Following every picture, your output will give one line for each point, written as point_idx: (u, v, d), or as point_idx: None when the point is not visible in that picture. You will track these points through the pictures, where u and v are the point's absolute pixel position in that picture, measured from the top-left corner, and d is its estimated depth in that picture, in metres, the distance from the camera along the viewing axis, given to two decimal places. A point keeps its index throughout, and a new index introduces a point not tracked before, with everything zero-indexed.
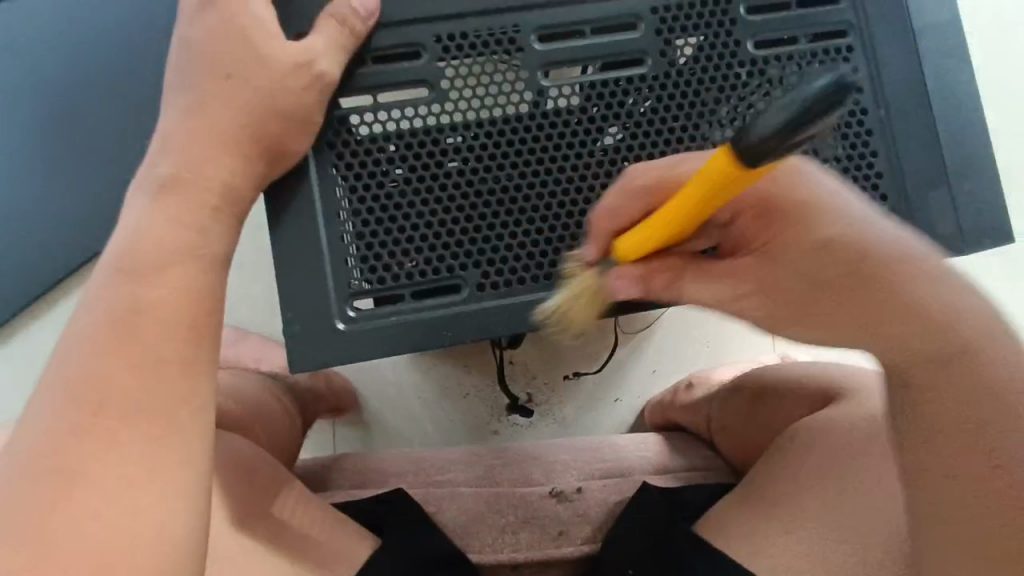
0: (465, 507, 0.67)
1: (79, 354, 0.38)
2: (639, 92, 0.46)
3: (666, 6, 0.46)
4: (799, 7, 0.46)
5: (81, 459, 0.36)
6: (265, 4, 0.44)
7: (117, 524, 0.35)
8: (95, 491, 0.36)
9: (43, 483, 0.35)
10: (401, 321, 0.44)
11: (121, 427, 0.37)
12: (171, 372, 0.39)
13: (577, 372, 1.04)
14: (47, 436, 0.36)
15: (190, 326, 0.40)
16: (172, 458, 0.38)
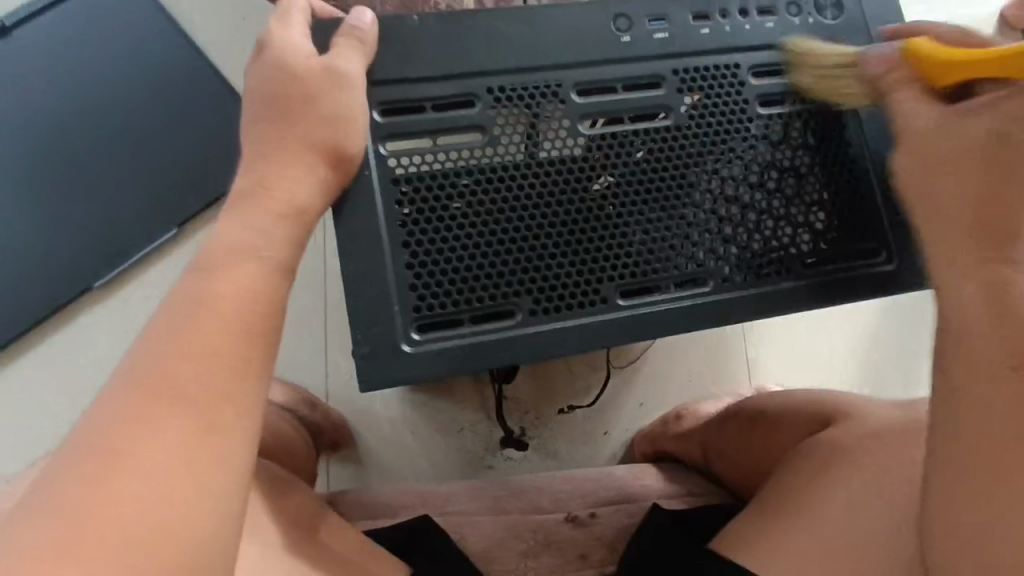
0: (486, 532, 0.70)
1: (148, 343, 0.39)
2: (639, 142, 0.51)
3: (685, 67, 0.52)
4: (795, 73, 0.54)
5: (125, 446, 0.36)
6: (300, 33, 0.49)
7: (152, 511, 0.35)
8: (138, 479, 0.35)
9: (89, 463, 0.35)
10: (462, 343, 0.48)
11: (167, 414, 0.37)
12: (223, 367, 0.39)
13: (570, 406, 1.07)
14: (102, 417, 0.37)
15: (249, 326, 0.41)
16: (218, 453, 0.38)
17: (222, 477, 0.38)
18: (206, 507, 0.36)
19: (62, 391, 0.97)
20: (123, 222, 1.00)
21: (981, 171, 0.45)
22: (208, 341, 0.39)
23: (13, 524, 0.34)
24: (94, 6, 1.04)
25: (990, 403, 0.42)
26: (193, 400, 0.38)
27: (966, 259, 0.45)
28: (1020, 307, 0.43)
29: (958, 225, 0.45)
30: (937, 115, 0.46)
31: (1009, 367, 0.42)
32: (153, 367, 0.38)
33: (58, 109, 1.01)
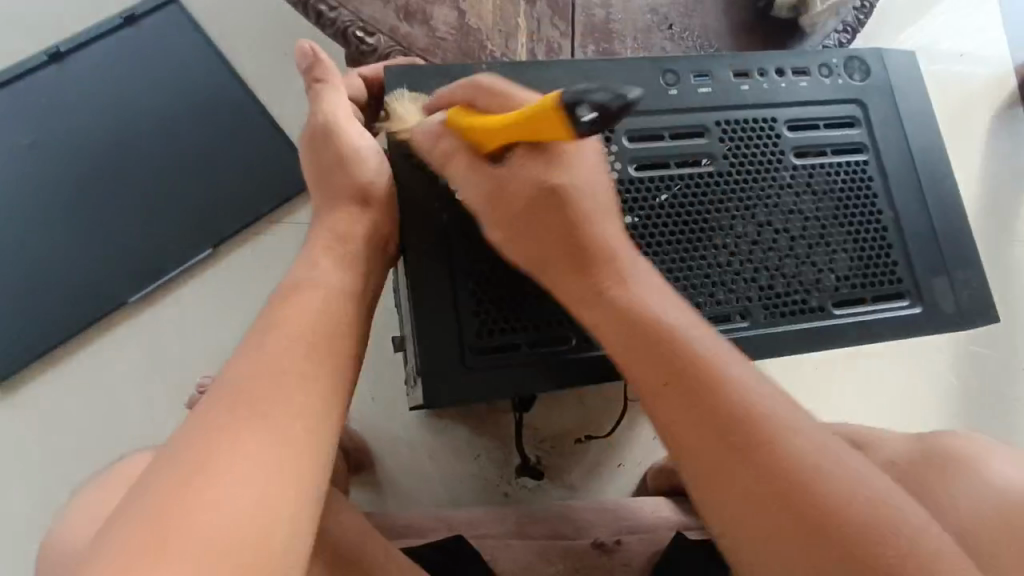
0: (515, 556, 0.75)
1: (246, 360, 0.43)
2: (665, 186, 0.56)
3: (726, 119, 0.57)
4: (825, 128, 0.59)
5: (211, 454, 0.38)
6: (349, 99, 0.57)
7: (237, 514, 0.36)
8: (221, 486, 0.36)
9: (184, 467, 0.37)
10: (522, 367, 0.51)
11: (245, 425, 0.39)
12: (290, 381, 0.42)
13: (587, 436, 1.09)
14: (198, 427, 0.39)
15: (325, 346, 0.45)
16: (296, 466, 0.39)
17: (299, 489, 0.38)
18: (280, 513, 0.37)
19: (91, 406, 0.99)
20: (165, 244, 1.05)
21: (534, 217, 0.49)
22: (285, 361, 0.43)
23: (106, 535, 0.35)
24: (146, 38, 1.09)
25: (687, 434, 0.45)
26: (266, 413, 0.40)
27: (582, 300, 0.49)
28: (648, 323, 0.47)
29: (568, 265, 0.49)
30: (495, 176, 0.48)
31: (664, 384, 0.46)
32: (237, 383, 0.41)
33: (109, 135, 1.06)
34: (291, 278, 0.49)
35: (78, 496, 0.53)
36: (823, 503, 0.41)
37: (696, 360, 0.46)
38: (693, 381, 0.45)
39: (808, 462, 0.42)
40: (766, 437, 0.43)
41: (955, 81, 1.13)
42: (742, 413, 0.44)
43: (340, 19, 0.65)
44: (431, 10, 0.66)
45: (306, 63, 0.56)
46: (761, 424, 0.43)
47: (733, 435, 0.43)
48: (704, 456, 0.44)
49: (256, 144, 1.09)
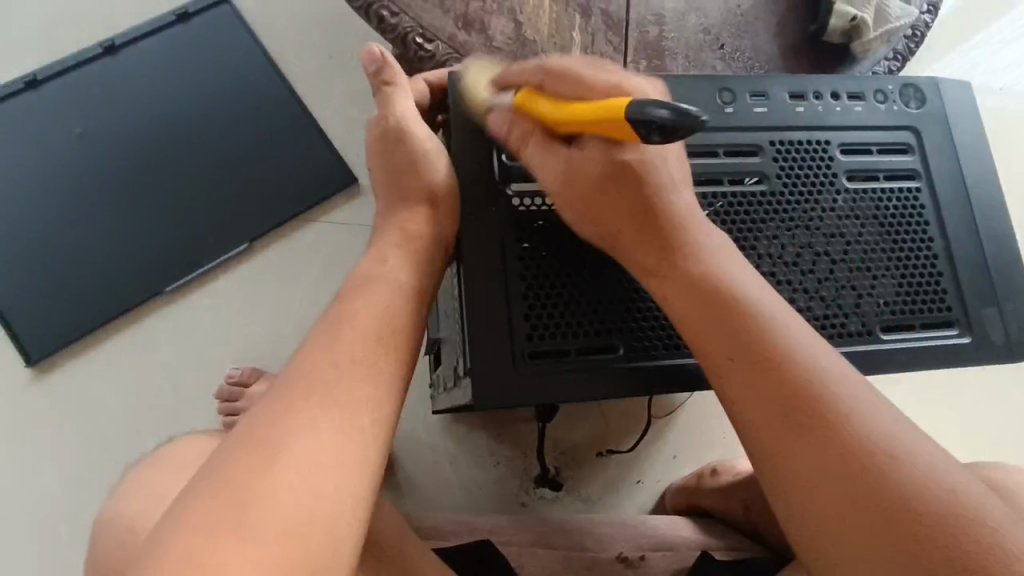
0: (543, 563, 0.74)
1: (307, 351, 0.44)
2: (710, 203, 0.56)
3: (782, 139, 0.58)
4: (879, 153, 0.59)
5: (282, 437, 0.39)
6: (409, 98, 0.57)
7: (303, 500, 0.37)
8: (293, 470, 0.38)
9: (250, 451, 0.38)
10: (571, 373, 0.52)
11: (318, 412, 0.40)
12: (361, 373, 0.43)
13: (609, 450, 1.09)
14: (263, 412, 0.40)
15: (384, 342, 0.45)
16: (356, 456, 0.40)
17: (360, 479, 0.40)
18: (348, 502, 0.38)
19: (125, 390, 1.01)
20: (205, 236, 1.07)
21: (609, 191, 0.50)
22: (352, 351, 0.44)
23: (179, 505, 0.37)
24: (199, 35, 1.12)
25: (752, 412, 0.45)
26: (337, 402, 0.41)
27: (656, 267, 0.50)
28: (721, 288, 0.48)
29: (639, 236, 0.50)
30: (569, 158, 0.50)
31: (729, 358, 0.47)
32: (307, 369, 0.42)
33: (158, 127, 1.09)
34: (349, 273, 0.50)
35: (126, 478, 0.53)
36: (886, 471, 0.40)
37: (770, 335, 0.46)
38: (770, 353, 0.45)
39: (877, 444, 0.41)
40: (835, 415, 0.42)
41: (992, 115, 1.13)
42: (811, 384, 0.44)
43: (401, 25, 0.66)
44: (489, 19, 0.67)
45: (372, 65, 0.56)
46: (833, 404, 0.43)
47: (801, 411, 0.43)
48: (770, 436, 0.44)
49: (298, 142, 1.11)
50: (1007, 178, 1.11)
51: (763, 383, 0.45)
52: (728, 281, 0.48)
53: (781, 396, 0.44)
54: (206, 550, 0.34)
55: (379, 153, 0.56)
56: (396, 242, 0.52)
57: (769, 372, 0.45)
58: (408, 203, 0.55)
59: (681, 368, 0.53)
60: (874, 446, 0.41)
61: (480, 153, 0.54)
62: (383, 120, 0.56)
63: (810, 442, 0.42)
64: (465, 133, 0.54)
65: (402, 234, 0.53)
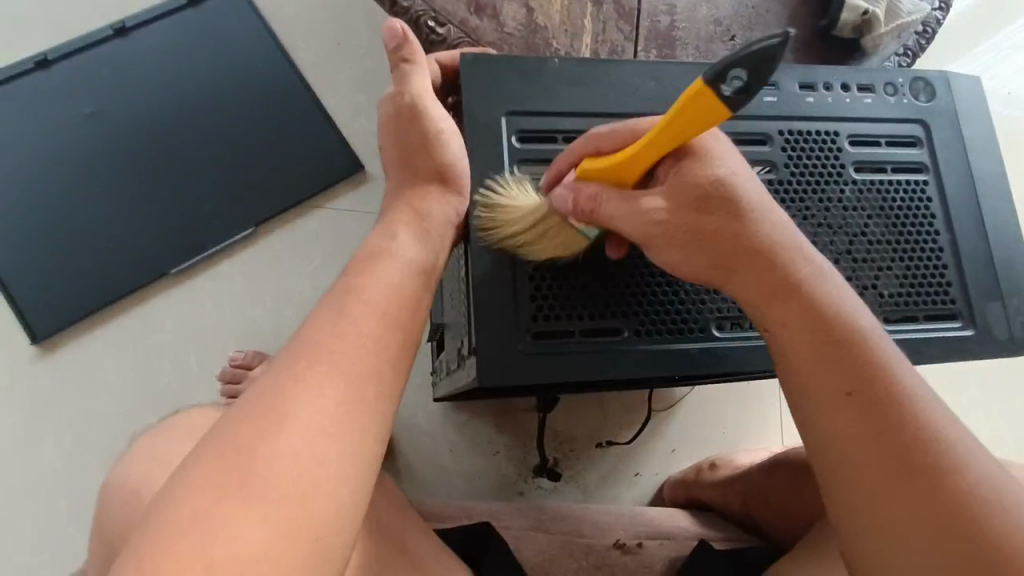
0: (540, 548, 0.75)
1: (313, 323, 0.44)
2: None
3: (790, 129, 0.58)
4: (887, 146, 0.59)
5: (288, 405, 0.39)
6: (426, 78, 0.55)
7: (307, 467, 0.37)
8: (297, 435, 0.38)
9: (257, 418, 0.39)
10: (574, 353, 0.52)
11: (324, 381, 0.41)
12: (367, 344, 0.43)
13: (608, 441, 1.09)
14: (270, 382, 0.41)
15: (389, 316, 0.46)
16: (360, 426, 0.41)
17: (365, 450, 0.40)
18: (350, 473, 0.39)
19: (130, 369, 1.01)
20: (211, 220, 1.07)
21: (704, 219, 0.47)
22: (360, 324, 0.44)
23: (186, 466, 0.38)
24: (209, 19, 1.13)
25: (857, 453, 0.43)
26: (345, 373, 0.41)
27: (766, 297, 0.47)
28: (831, 320, 0.46)
29: (747, 265, 0.48)
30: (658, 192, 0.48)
31: (842, 395, 0.44)
32: (314, 339, 0.43)
33: (167, 110, 1.09)
34: (357, 249, 0.50)
35: (129, 449, 0.54)
36: (990, 517, 0.40)
37: (887, 377, 0.44)
38: (887, 398, 0.43)
39: (991, 498, 0.41)
40: (950, 466, 0.41)
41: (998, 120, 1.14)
42: (920, 427, 0.42)
43: (413, 8, 0.66)
44: (501, 5, 0.67)
45: (392, 41, 0.53)
46: (945, 454, 0.42)
47: (912, 455, 0.42)
48: (876, 481, 0.42)
49: (306, 129, 1.11)
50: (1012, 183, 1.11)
51: (873, 421, 0.43)
52: (842, 315, 0.46)
53: (890, 436, 0.42)
54: (211, 510, 0.35)
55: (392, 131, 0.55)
56: (405, 220, 0.52)
57: (880, 412, 0.43)
58: (419, 181, 0.54)
59: (684, 352, 0.53)
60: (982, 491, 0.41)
61: (491, 134, 0.54)
62: (397, 99, 0.54)
63: (919, 486, 0.41)
64: (476, 114, 0.54)
65: (410, 211, 0.52)
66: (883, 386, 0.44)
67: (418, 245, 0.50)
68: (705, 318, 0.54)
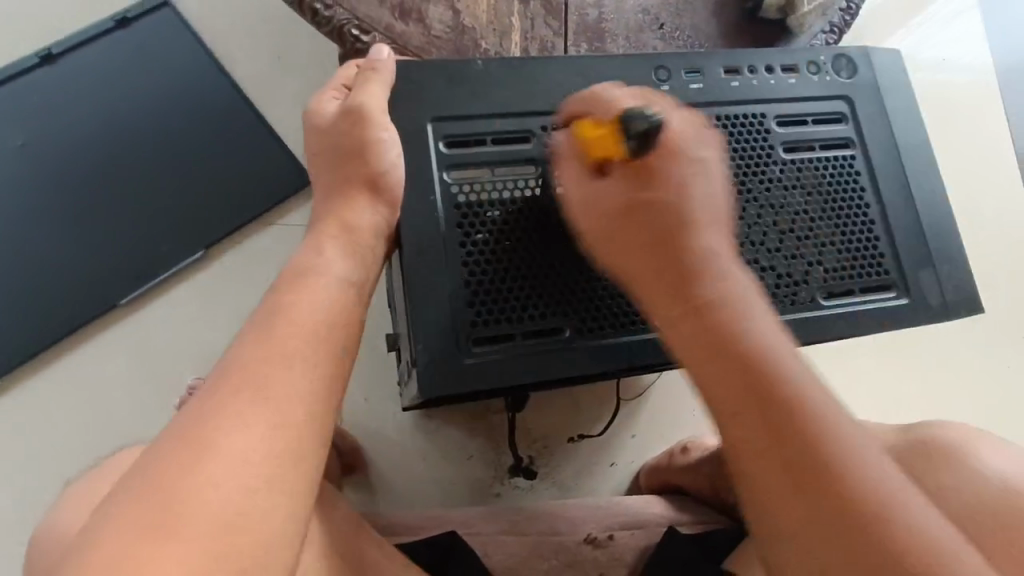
0: (510, 551, 0.75)
1: (242, 350, 0.43)
2: None
3: (718, 115, 0.58)
4: (813, 124, 0.60)
5: (213, 436, 0.39)
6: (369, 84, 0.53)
7: (234, 497, 0.37)
8: (223, 465, 0.38)
9: (183, 448, 0.38)
10: (516, 357, 0.51)
11: (249, 408, 0.40)
12: (295, 368, 0.43)
13: (579, 436, 1.09)
14: (198, 411, 0.40)
15: (316, 336, 0.45)
16: (291, 451, 0.40)
17: (297, 474, 0.40)
18: (281, 499, 0.39)
19: (80, 407, 0.98)
20: (156, 246, 1.04)
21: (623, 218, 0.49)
22: (287, 346, 0.43)
23: (109, 506, 0.36)
24: (139, 39, 1.09)
25: (771, 482, 0.42)
26: (272, 397, 0.41)
27: (679, 314, 0.47)
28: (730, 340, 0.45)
29: (648, 275, 0.49)
30: (602, 189, 0.50)
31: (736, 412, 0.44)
32: (239, 364, 0.42)
33: (101, 136, 1.05)
34: (285, 267, 0.49)
35: (66, 493, 0.52)
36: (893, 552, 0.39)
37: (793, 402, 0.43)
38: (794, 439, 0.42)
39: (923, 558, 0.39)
40: (853, 497, 0.41)
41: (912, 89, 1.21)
42: (828, 458, 0.42)
43: (336, 17, 0.65)
44: (426, 8, 0.66)
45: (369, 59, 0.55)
46: (854, 488, 0.41)
47: (809, 476, 0.41)
48: (783, 492, 0.42)
49: (250, 146, 1.09)
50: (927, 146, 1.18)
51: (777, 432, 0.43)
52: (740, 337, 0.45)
53: (793, 449, 0.42)
54: (133, 552, 0.34)
55: (319, 133, 0.55)
56: (335, 232, 0.51)
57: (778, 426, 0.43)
58: (350, 191, 0.52)
59: (630, 346, 0.53)
60: (872, 521, 0.40)
61: (419, 140, 0.53)
62: (335, 101, 0.56)
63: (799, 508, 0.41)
64: (401, 122, 0.53)
65: (339, 223, 0.51)
66: (787, 408, 0.43)
67: (349, 259, 0.50)
68: None
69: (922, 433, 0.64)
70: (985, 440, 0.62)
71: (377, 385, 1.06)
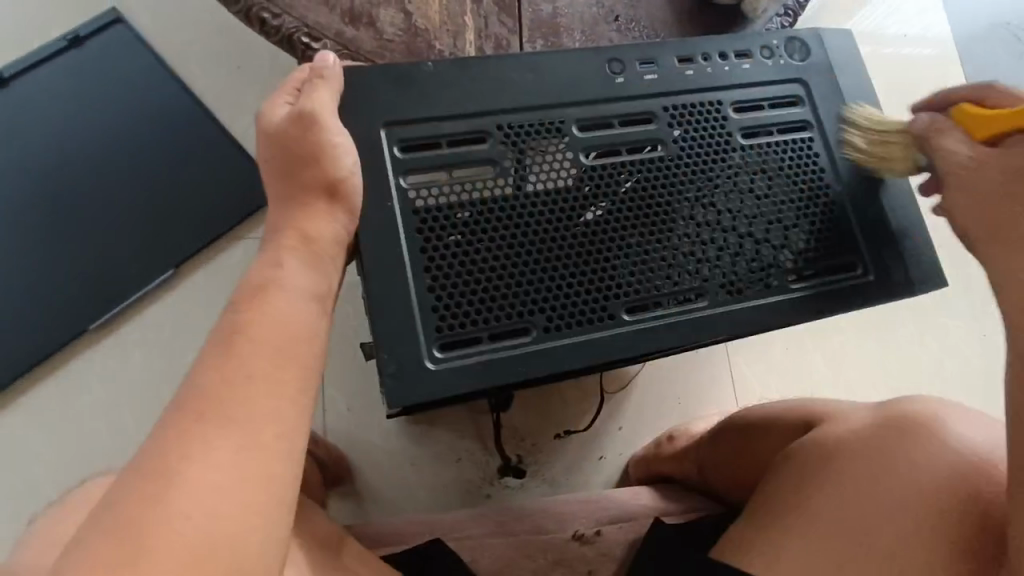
0: (496, 554, 0.75)
1: (199, 373, 0.42)
2: (623, 176, 0.56)
3: (674, 105, 0.58)
4: (770, 108, 0.60)
5: (176, 463, 0.38)
6: (325, 91, 0.52)
7: (204, 524, 0.36)
8: (189, 493, 0.37)
9: (146, 480, 0.37)
10: (483, 360, 0.51)
11: (212, 432, 0.39)
12: (258, 387, 0.42)
13: (566, 431, 1.08)
14: (157, 440, 0.39)
15: (277, 352, 0.44)
16: (261, 473, 0.40)
17: (267, 496, 0.39)
18: (252, 522, 0.38)
19: (57, 440, 0.95)
20: (125, 269, 1.01)
21: (1014, 180, 0.50)
22: (249, 365, 0.42)
23: (74, 545, 0.36)
24: (95, 58, 1.06)
25: None
26: (235, 420, 0.40)
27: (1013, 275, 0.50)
28: None
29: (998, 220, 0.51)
30: (993, 154, 0.52)
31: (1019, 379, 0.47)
32: (198, 389, 0.41)
33: (62, 161, 1.03)
34: (243, 284, 0.47)
35: (39, 532, 0.50)
36: None
37: None
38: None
39: None
40: None
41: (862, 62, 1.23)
42: None
43: (284, 26, 0.63)
44: (376, 11, 0.65)
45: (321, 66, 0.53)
46: None
47: None
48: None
49: (215, 159, 1.06)
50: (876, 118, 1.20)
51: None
52: None
53: None
54: None
55: (271, 138, 0.52)
56: (294, 244, 0.49)
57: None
58: (305, 197, 0.50)
59: (602, 341, 0.53)
60: None
61: (374, 148, 0.53)
62: (288, 106, 0.53)
63: None
64: (355, 130, 0.53)
65: (298, 234, 0.49)
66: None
67: (309, 271, 0.49)
68: (622, 304, 0.54)
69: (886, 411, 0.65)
70: (949, 412, 0.64)
71: (358, 394, 1.05)
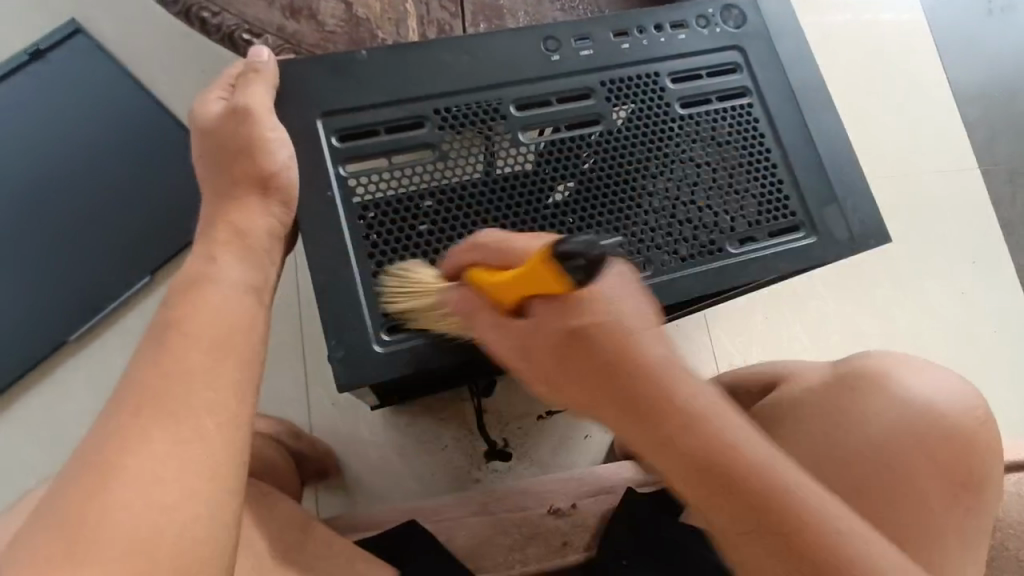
0: (473, 531, 0.77)
1: (144, 369, 0.43)
2: (573, 151, 0.57)
3: (611, 79, 0.59)
4: (708, 77, 0.61)
5: (117, 457, 0.39)
6: (264, 86, 0.54)
7: (145, 515, 0.37)
8: (131, 486, 0.38)
9: (90, 476, 0.38)
10: (428, 341, 0.52)
11: (151, 425, 0.40)
12: (201, 379, 0.43)
13: (548, 412, 1.07)
14: (104, 437, 0.40)
15: (218, 343, 0.45)
16: (204, 464, 0.41)
17: (210, 484, 0.40)
18: (194, 509, 0.39)
19: (37, 451, 0.96)
20: (97, 278, 1.02)
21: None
22: (192, 358, 0.44)
23: (19, 545, 0.36)
24: (56, 71, 1.06)
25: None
26: (176, 413, 0.41)
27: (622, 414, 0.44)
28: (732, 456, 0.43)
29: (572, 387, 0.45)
30: (522, 330, 0.45)
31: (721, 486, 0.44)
32: (142, 385, 0.42)
33: (30, 175, 1.03)
34: (180, 279, 0.49)
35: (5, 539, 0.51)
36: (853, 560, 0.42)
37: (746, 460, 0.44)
38: (729, 464, 0.43)
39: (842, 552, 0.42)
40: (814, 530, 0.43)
41: (827, 31, 1.23)
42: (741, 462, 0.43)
43: (224, 24, 0.61)
44: (317, 4, 0.61)
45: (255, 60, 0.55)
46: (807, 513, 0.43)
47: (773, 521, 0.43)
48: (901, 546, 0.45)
49: (180, 163, 1.06)
50: (842, 87, 1.21)
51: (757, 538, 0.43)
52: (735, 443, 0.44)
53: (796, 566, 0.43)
54: None
55: (206, 134, 0.56)
56: (227, 239, 0.52)
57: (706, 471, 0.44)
58: (237, 192, 0.54)
59: None
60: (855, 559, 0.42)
61: (311, 139, 0.54)
62: (222, 101, 0.56)
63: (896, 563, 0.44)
64: (292, 124, 0.54)
65: (231, 228, 0.53)
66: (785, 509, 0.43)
67: (245, 267, 0.51)
68: None
69: (846, 368, 0.66)
70: (905, 367, 0.65)
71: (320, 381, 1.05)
